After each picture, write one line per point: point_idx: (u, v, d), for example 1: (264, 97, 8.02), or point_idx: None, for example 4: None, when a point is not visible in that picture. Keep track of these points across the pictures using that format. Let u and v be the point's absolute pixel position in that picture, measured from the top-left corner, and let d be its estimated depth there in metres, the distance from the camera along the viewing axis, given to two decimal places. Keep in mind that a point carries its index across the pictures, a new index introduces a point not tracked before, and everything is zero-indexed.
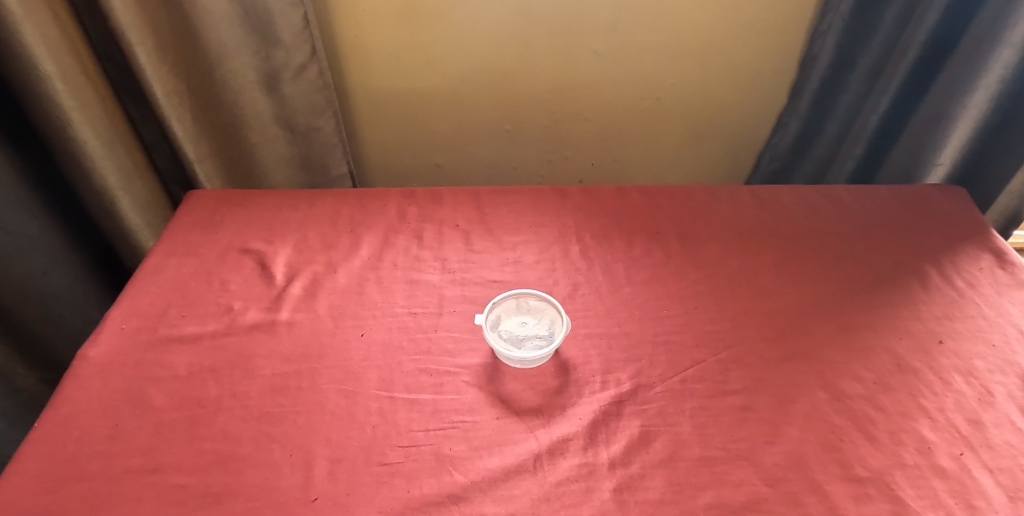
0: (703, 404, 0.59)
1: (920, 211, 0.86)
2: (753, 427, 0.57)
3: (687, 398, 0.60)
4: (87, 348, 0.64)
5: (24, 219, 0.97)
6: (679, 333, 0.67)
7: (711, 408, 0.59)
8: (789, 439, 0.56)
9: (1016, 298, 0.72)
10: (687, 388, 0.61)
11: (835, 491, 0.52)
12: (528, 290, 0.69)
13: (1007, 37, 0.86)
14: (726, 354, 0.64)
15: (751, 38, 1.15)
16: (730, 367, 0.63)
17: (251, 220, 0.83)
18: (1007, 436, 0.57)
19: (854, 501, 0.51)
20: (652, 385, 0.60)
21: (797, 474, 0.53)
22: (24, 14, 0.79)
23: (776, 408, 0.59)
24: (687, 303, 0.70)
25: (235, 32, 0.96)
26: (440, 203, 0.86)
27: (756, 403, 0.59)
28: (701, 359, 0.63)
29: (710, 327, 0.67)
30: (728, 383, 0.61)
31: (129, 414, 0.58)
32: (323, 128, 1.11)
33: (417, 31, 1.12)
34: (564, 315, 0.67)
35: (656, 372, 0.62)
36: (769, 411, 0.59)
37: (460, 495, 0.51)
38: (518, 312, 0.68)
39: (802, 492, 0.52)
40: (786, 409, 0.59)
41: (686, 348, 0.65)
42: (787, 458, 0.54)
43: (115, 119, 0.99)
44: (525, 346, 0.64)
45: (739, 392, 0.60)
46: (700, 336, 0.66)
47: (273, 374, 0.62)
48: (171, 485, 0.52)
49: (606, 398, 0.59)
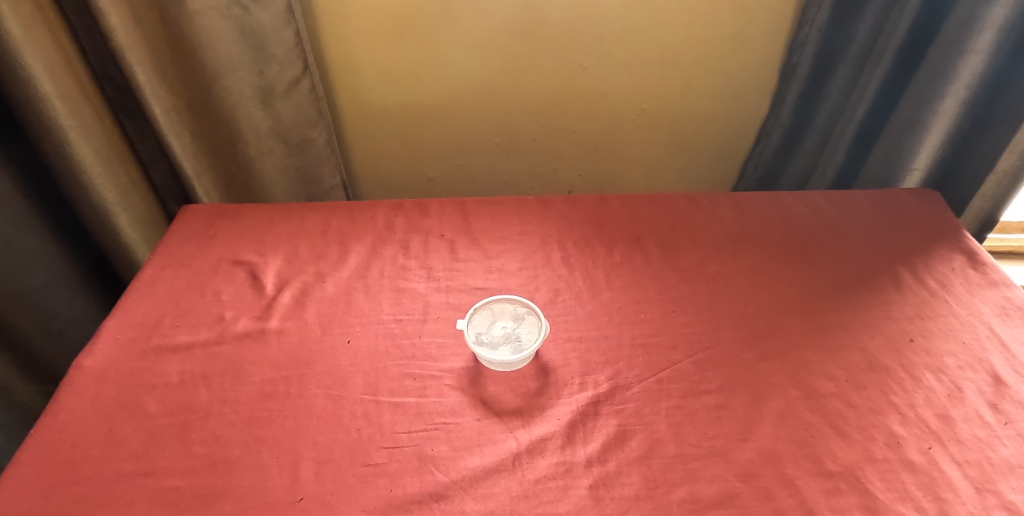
0: (679, 401, 0.61)
1: (896, 214, 0.88)
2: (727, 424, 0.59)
3: (664, 397, 0.61)
4: (83, 357, 0.66)
5: (24, 236, 0.99)
6: (657, 335, 0.69)
7: (688, 408, 0.60)
8: (761, 434, 0.58)
9: (987, 297, 0.74)
10: (664, 389, 0.62)
11: (807, 484, 0.53)
12: (504, 296, 0.72)
13: (974, 44, 0.88)
14: (703, 355, 0.66)
15: (732, 50, 1.18)
16: (708, 368, 0.65)
17: (243, 232, 0.85)
18: (976, 430, 0.58)
19: (825, 495, 0.53)
20: (631, 386, 0.62)
21: (769, 467, 0.55)
22: (23, 35, 0.83)
23: (747, 404, 0.61)
24: (665, 308, 0.72)
25: (231, 50, 1.00)
26: (426, 214, 0.88)
27: (731, 400, 0.61)
28: (678, 361, 0.65)
29: (687, 330, 0.69)
30: (705, 382, 0.63)
31: (123, 420, 0.60)
32: (316, 139, 1.15)
33: (407, 49, 1.16)
34: (543, 318, 0.68)
35: (635, 373, 0.64)
36: (742, 409, 0.60)
37: (441, 493, 0.53)
38: (498, 318, 0.70)
39: (775, 486, 0.53)
40: (759, 406, 0.61)
41: (664, 350, 0.67)
42: (760, 454, 0.56)
43: (112, 137, 1.02)
44: (508, 349, 0.65)
45: (717, 391, 0.62)
46: (678, 340, 0.68)
47: (262, 380, 0.64)
48: (163, 488, 0.54)
49: (586, 399, 0.61)
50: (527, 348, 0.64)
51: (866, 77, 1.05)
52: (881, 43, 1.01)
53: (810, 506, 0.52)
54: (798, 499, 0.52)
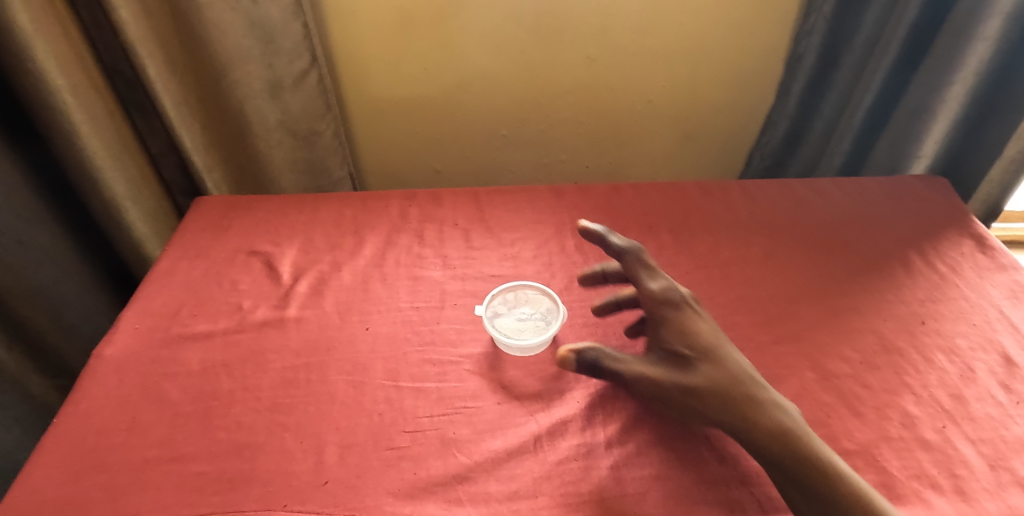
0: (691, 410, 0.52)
1: (905, 201, 0.89)
2: (762, 433, 0.49)
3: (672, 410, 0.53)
4: (103, 347, 0.67)
5: (36, 230, 0.99)
6: (651, 315, 0.58)
7: (709, 416, 0.51)
8: (802, 439, 0.49)
9: (997, 280, 0.75)
10: (677, 397, 0.52)
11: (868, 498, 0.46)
12: (525, 283, 0.72)
13: (982, 31, 0.88)
14: (710, 334, 0.57)
15: (738, 40, 1.19)
16: (724, 357, 0.54)
17: (258, 223, 0.86)
18: (989, 409, 0.59)
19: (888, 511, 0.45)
20: (609, 248, 0.63)
21: (821, 482, 0.46)
22: (35, 29, 0.83)
23: (776, 403, 0.52)
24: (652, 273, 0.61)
25: (240, 43, 1.00)
26: (440, 204, 0.89)
27: (758, 395, 0.52)
28: (683, 349, 0.54)
29: (685, 304, 0.59)
30: (722, 372, 0.53)
31: (147, 408, 0.61)
32: (324, 132, 1.16)
33: (414, 40, 1.16)
34: (561, 303, 0.69)
35: (631, 370, 0.54)
36: (772, 408, 0.51)
37: (465, 475, 0.54)
38: (516, 304, 0.71)
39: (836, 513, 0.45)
40: (788, 410, 0.52)
41: (643, 274, 0.61)
42: (812, 470, 0.47)
43: (122, 131, 1.03)
44: (525, 334, 0.66)
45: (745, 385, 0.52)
46: (679, 319, 0.56)
47: (283, 367, 0.65)
48: (189, 473, 0.55)
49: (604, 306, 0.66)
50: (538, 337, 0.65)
51: (873, 65, 1.05)
52: (888, 31, 1.01)
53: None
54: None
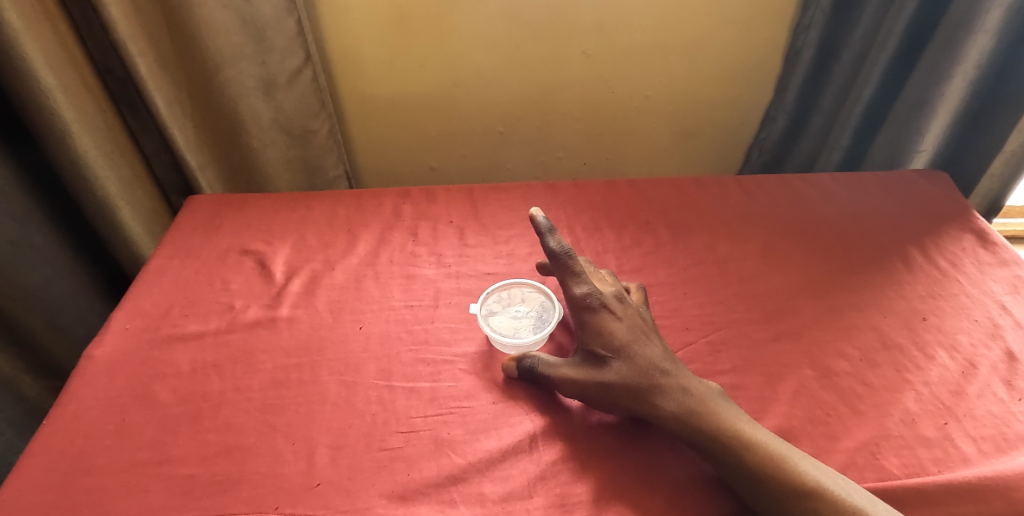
0: (613, 407, 0.55)
1: (905, 196, 0.88)
2: (671, 421, 0.52)
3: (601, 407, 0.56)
4: (92, 348, 0.66)
5: (27, 231, 0.98)
6: (574, 320, 0.59)
7: (628, 409, 0.54)
8: (711, 424, 0.50)
9: (998, 275, 0.74)
10: (597, 396, 0.55)
11: (785, 467, 0.47)
12: (521, 280, 0.72)
13: (982, 24, 0.87)
14: (628, 328, 0.57)
15: (735, 35, 1.18)
16: (638, 351, 0.55)
17: (250, 222, 0.85)
18: (990, 406, 0.58)
19: (805, 478, 0.46)
20: (545, 249, 0.59)
21: (730, 461, 0.49)
22: (23, 28, 0.82)
23: (688, 389, 0.53)
24: (577, 275, 0.59)
25: (231, 41, 0.99)
26: (434, 201, 0.88)
27: (673, 384, 0.54)
28: (597, 351, 0.56)
29: (603, 305, 0.58)
30: (637, 366, 0.55)
31: (135, 410, 0.60)
32: (318, 130, 1.15)
33: (408, 37, 1.14)
34: (557, 302, 0.68)
35: (558, 373, 0.57)
36: (683, 394, 0.53)
37: (458, 476, 0.53)
38: (512, 301, 0.70)
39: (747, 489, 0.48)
40: (693, 394, 0.53)
41: (566, 277, 0.59)
42: (720, 451, 0.49)
43: (114, 131, 1.02)
44: (520, 333, 0.65)
45: (659, 376, 0.54)
46: (596, 321, 0.57)
47: (275, 367, 0.64)
48: (177, 476, 0.54)
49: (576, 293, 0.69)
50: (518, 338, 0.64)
51: (872, 60, 1.04)
52: (886, 25, 1.00)
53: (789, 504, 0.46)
54: (776, 500, 0.46)
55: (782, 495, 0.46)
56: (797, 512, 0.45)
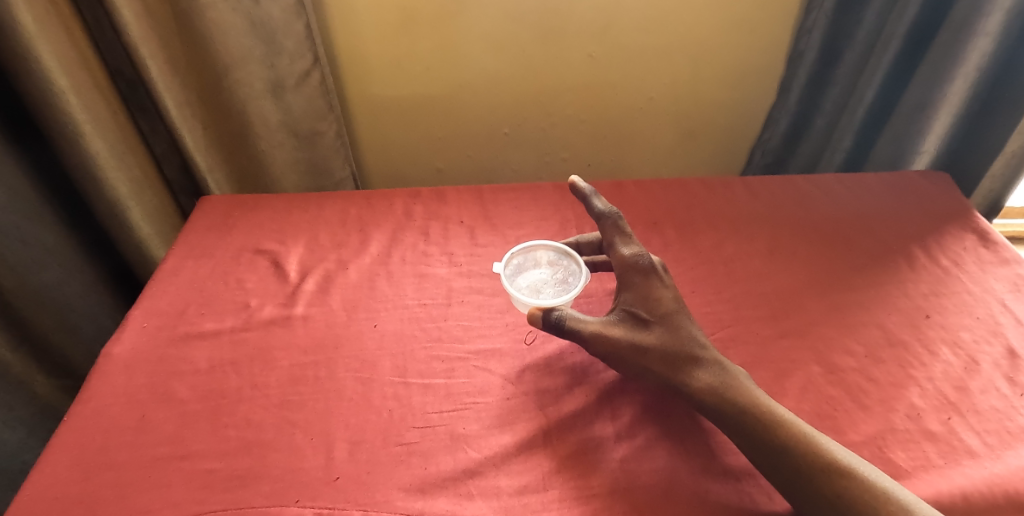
0: (644, 371, 0.56)
1: (907, 197, 0.89)
2: (704, 392, 0.53)
3: (630, 371, 0.57)
4: (111, 346, 0.67)
5: (39, 231, 0.99)
6: (621, 281, 0.60)
7: (660, 376, 0.55)
8: (744, 398, 0.52)
9: (999, 274, 0.75)
10: (632, 356, 0.56)
11: (814, 445, 0.49)
12: (546, 243, 0.72)
13: (983, 26, 0.89)
14: (675, 300, 0.58)
15: (739, 37, 1.19)
16: (682, 322, 0.57)
17: (263, 222, 0.86)
18: (993, 401, 0.59)
19: (834, 457, 0.48)
20: (590, 211, 0.64)
21: (761, 436, 0.50)
22: (38, 30, 0.83)
23: (724, 365, 0.55)
24: (630, 238, 0.62)
25: (242, 43, 1.00)
26: (444, 201, 0.89)
27: (710, 358, 0.55)
28: (641, 315, 0.57)
29: (654, 271, 0.59)
30: (676, 335, 0.56)
31: (155, 406, 0.61)
32: (326, 132, 1.16)
33: (415, 39, 1.16)
34: (581, 264, 0.69)
35: (589, 329, 0.56)
36: (721, 369, 0.55)
37: (475, 470, 0.54)
38: (537, 264, 0.70)
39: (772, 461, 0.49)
40: (731, 371, 0.55)
41: (619, 238, 0.62)
42: (753, 424, 0.50)
43: (125, 132, 1.03)
44: (543, 293, 0.65)
45: (696, 349, 0.56)
46: (647, 285, 0.58)
47: (291, 364, 0.65)
48: (198, 470, 0.55)
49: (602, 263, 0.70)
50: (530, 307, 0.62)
51: (874, 62, 1.06)
52: (889, 28, 1.01)
53: (817, 475, 0.47)
54: (802, 475, 0.47)
55: (812, 471, 0.47)
56: (822, 486, 0.46)
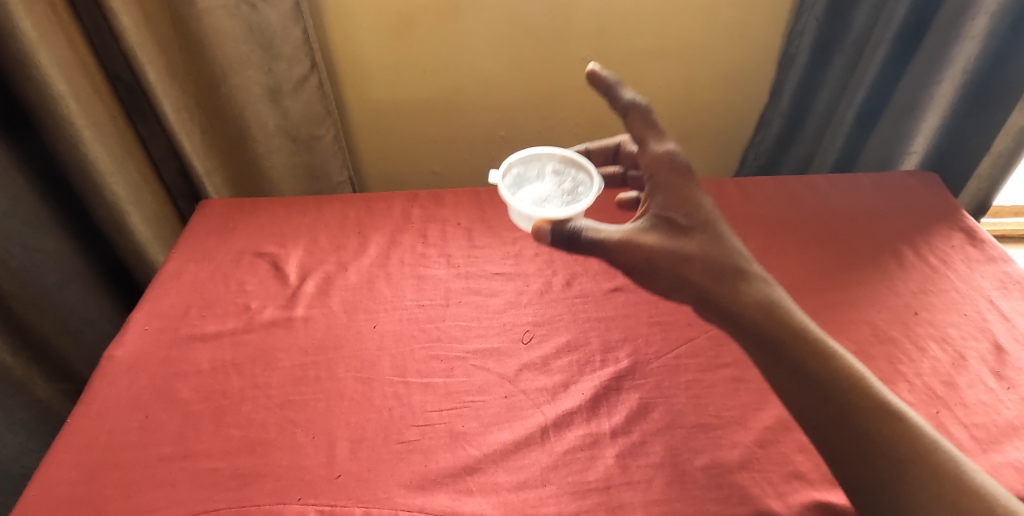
0: (679, 282, 0.52)
1: (897, 196, 0.91)
2: (748, 305, 0.50)
3: (662, 284, 0.53)
4: (113, 348, 0.68)
5: (40, 236, 1.00)
6: (653, 182, 0.56)
7: (699, 288, 0.51)
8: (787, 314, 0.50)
9: (986, 272, 0.77)
10: (668, 264, 0.52)
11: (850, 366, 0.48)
12: (571, 155, 0.73)
13: (969, 29, 0.90)
14: (712, 208, 0.56)
15: (731, 40, 1.21)
16: (720, 229, 0.54)
17: (263, 225, 0.87)
18: (980, 395, 0.61)
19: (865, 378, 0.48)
20: (617, 103, 0.60)
21: (807, 355, 0.48)
22: (38, 37, 0.84)
23: (766, 281, 0.53)
24: (660, 136, 0.59)
25: (240, 48, 1.01)
26: (442, 204, 0.90)
27: (752, 271, 0.53)
28: (679, 218, 0.53)
29: (688, 175, 0.56)
30: (716, 243, 0.53)
31: (158, 407, 0.62)
32: (323, 136, 1.17)
33: (412, 44, 1.17)
34: (598, 182, 0.69)
35: (618, 235, 0.52)
36: (764, 284, 0.52)
37: (474, 466, 0.55)
38: (554, 174, 0.72)
39: (809, 378, 0.48)
40: (773, 288, 0.53)
41: (648, 136, 0.59)
42: (796, 345, 0.49)
43: (124, 137, 1.04)
44: (547, 204, 0.67)
45: (738, 259, 0.53)
46: (682, 187, 0.55)
47: (293, 365, 0.66)
48: (202, 469, 0.56)
49: (610, 174, 0.77)
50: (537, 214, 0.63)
51: (864, 64, 1.07)
52: (878, 31, 1.03)
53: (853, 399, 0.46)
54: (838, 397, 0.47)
55: (852, 395, 0.46)
56: (859, 408, 0.46)
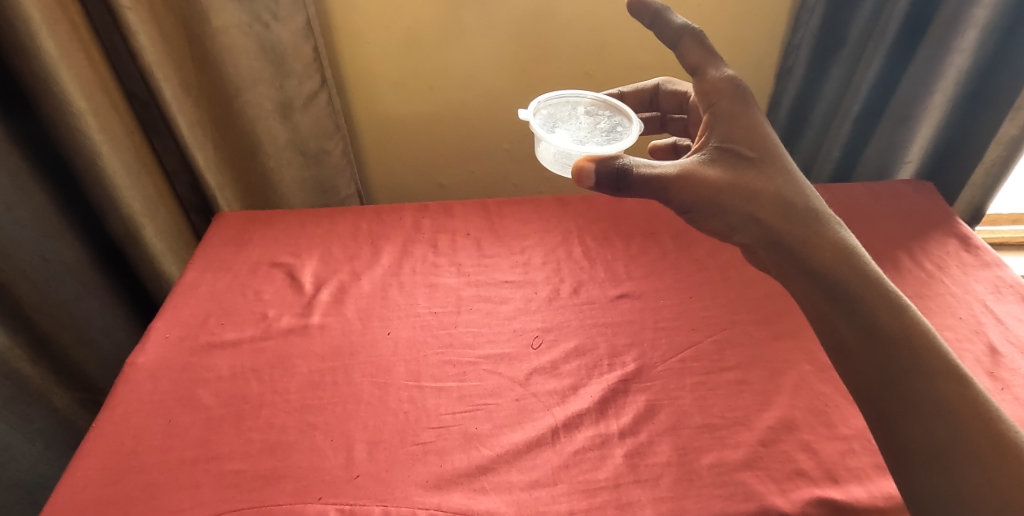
0: (747, 217, 0.53)
1: (894, 203, 0.94)
2: (812, 237, 0.51)
3: (724, 220, 0.54)
4: (136, 355, 0.71)
5: (58, 248, 1.03)
6: (712, 111, 0.58)
7: (764, 223, 0.53)
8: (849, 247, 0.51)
9: (980, 276, 0.79)
10: (731, 195, 0.53)
11: (904, 310, 0.48)
12: (604, 100, 0.77)
13: (958, 43, 0.94)
14: (774, 139, 0.57)
15: (730, 54, 1.25)
16: (780, 158, 0.56)
17: (278, 236, 0.90)
18: None
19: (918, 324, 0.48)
20: (670, 29, 0.63)
21: (863, 291, 0.49)
22: (60, 56, 0.87)
23: (832, 214, 0.54)
24: (717, 64, 0.61)
25: (252, 66, 1.05)
26: (451, 215, 0.93)
27: (819, 204, 0.54)
28: (738, 145, 0.55)
29: (751, 107, 0.58)
30: (779, 174, 0.54)
31: (181, 412, 0.64)
32: (332, 150, 1.21)
33: (419, 61, 1.21)
34: (634, 122, 0.73)
35: (678, 166, 0.54)
36: (833, 219, 0.53)
37: (488, 466, 0.57)
38: (587, 116, 0.76)
39: (863, 316, 0.49)
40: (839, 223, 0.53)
41: (705, 64, 0.61)
42: (852, 283, 0.49)
43: (140, 151, 1.08)
44: (589, 140, 0.70)
45: (803, 192, 0.54)
46: (742, 116, 0.57)
47: (310, 371, 0.68)
48: (225, 471, 0.58)
49: (649, 117, 0.80)
50: (581, 148, 0.66)
51: (858, 76, 1.11)
52: (872, 44, 1.07)
53: (899, 346, 0.47)
54: (881, 340, 0.48)
55: (903, 335, 0.47)
56: (904, 351, 0.47)
